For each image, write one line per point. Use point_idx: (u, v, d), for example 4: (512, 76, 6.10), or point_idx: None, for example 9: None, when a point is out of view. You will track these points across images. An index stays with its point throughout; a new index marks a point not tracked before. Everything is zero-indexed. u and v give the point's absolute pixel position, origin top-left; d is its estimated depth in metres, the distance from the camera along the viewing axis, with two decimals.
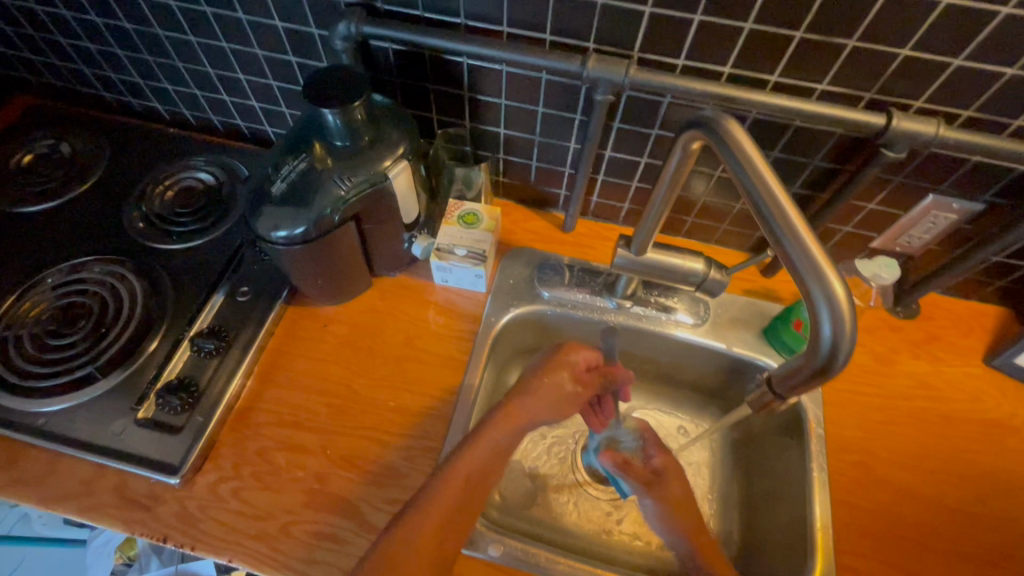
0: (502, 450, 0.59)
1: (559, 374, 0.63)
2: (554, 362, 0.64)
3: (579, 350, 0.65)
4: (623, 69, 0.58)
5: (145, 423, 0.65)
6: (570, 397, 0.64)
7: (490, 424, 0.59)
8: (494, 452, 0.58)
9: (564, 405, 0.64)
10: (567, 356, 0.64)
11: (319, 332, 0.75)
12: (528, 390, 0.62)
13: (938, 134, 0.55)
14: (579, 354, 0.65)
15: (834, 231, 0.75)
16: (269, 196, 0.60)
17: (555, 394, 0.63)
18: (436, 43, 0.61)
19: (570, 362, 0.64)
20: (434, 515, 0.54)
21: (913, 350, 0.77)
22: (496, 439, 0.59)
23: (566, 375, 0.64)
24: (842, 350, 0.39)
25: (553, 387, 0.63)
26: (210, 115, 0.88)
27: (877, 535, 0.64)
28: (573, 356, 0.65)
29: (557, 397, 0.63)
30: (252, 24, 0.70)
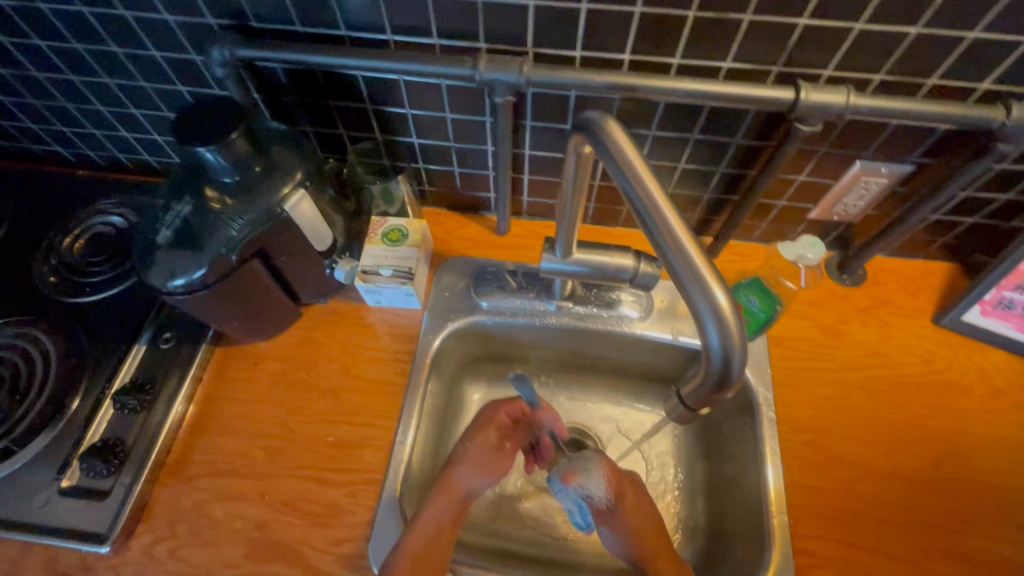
0: (444, 524, 0.62)
1: (485, 433, 0.68)
2: (482, 424, 0.69)
3: (500, 407, 0.70)
4: (517, 68, 0.54)
5: (69, 491, 0.62)
6: (500, 453, 0.68)
7: (429, 501, 0.63)
8: (435, 527, 0.61)
9: (495, 464, 0.67)
10: (491, 414, 0.69)
11: (250, 372, 0.72)
12: (460, 455, 0.67)
13: (849, 104, 0.52)
14: (500, 411, 0.69)
15: (768, 207, 0.73)
16: (158, 245, 0.56)
17: (482, 452, 0.67)
18: (318, 60, 0.57)
19: (495, 420, 0.69)
20: None
21: (861, 318, 0.76)
22: (434, 513, 0.62)
23: (491, 433, 0.68)
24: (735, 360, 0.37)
25: (485, 451, 0.67)
26: (115, 153, 0.83)
27: (833, 515, 0.63)
28: (496, 412, 0.69)
29: (486, 456, 0.67)
30: (129, 57, 0.65)
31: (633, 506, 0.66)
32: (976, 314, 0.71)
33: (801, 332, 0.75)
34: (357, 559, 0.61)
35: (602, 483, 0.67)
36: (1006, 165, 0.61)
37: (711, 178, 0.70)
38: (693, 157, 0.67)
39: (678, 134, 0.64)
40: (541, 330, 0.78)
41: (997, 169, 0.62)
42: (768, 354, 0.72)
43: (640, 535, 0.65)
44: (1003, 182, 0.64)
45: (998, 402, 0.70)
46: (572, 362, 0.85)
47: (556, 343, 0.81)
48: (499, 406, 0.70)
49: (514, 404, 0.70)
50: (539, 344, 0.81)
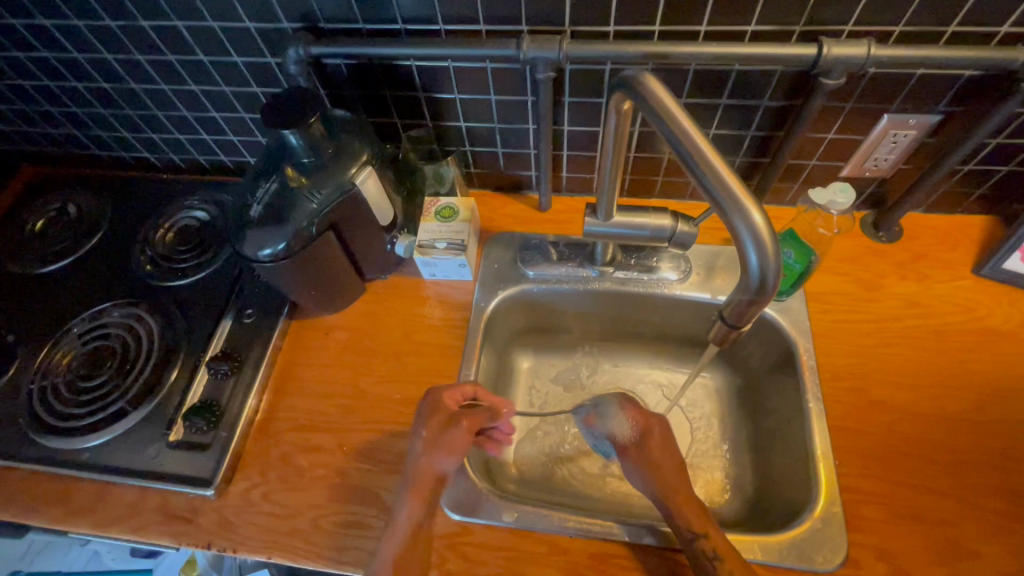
0: (417, 523, 0.62)
1: (437, 419, 0.67)
2: (423, 413, 0.67)
3: (444, 392, 0.69)
4: (556, 45, 0.60)
5: (176, 445, 0.71)
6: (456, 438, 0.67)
7: (402, 502, 0.63)
8: (408, 528, 0.62)
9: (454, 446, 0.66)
10: (438, 400, 0.68)
11: (322, 341, 0.80)
12: (413, 451, 0.66)
13: (870, 54, 0.56)
14: (444, 396, 0.68)
15: (800, 167, 0.76)
16: (250, 219, 0.64)
17: (436, 439, 0.66)
18: (378, 51, 0.64)
19: (443, 406, 0.68)
20: None
21: (899, 272, 0.78)
22: (411, 504, 0.63)
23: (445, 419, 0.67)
24: (770, 275, 0.42)
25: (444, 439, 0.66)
26: (196, 156, 0.93)
27: (880, 455, 0.65)
28: (441, 399, 0.68)
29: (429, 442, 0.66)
30: (214, 64, 0.74)
31: (654, 444, 0.69)
32: (1016, 261, 0.72)
33: (838, 287, 0.77)
34: None
35: (621, 418, 0.72)
36: None
37: (742, 143, 0.74)
38: (724, 123, 0.71)
39: (708, 101, 0.69)
40: (584, 297, 0.83)
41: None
42: (805, 308, 0.75)
43: (659, 469, 0.67)
44: None
45: None
46: (614, 329, 0.90)
47: (598, 309, 0.86)
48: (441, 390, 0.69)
49: (456, 389, 0.69)
50: (582, 311, 0.86)
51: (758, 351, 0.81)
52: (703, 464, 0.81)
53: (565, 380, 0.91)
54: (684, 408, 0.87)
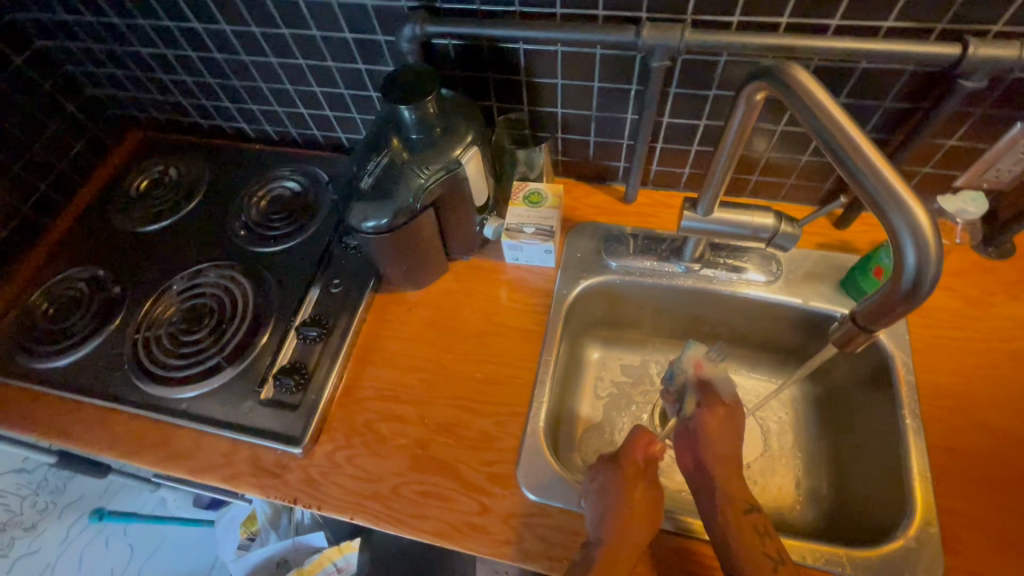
0: None
1: (623, 475, 0.61)
2: (613, 478, 0.61)
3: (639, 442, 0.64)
4: (677, 33, 0.59)
5: (267, 402, 0.74)
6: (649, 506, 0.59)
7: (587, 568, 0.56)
8: None
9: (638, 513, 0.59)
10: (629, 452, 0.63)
11: (405, 315, 0.82)
12: (596, 516, 0.59)
13: (1021, 57, 0.53)
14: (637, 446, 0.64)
15: (911, 174, 0.72)
16: (359, 191, 0.67)
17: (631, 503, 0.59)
18: (493, 32, 0.65)
19: (632, 461, 0.62)
20: None
21: (1011, 291, 0.73)
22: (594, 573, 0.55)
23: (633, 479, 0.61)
24: (926, 277, 0.41)
25: (635, 509, 0.59)
26: (291, 129, 0.97)
27: (984, 480, 0.62)
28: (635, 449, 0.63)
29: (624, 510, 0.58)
30: (326, 40, 0.77)
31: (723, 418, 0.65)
32: None
33: (942, 302, 0.73)
34: (507, 479, 0.68)
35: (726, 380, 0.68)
36: None
37: None
38: None
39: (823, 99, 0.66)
40: (667, 292, 0.82)
41: None
42: (906, 322, 0.72)
43: (716, 439, 0.63)
44: None
45: None
46: (691, 328, 0.88)
47: (678, 306, 0.84)
48: (625, 451, 0.64)
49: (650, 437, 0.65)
50: (661, 307, 0.85)
51: (846, 362, 0.78)
52: (777, 473, 0.79)
53: (635, 375, 0.90)
54: (758, 412, 0.85)
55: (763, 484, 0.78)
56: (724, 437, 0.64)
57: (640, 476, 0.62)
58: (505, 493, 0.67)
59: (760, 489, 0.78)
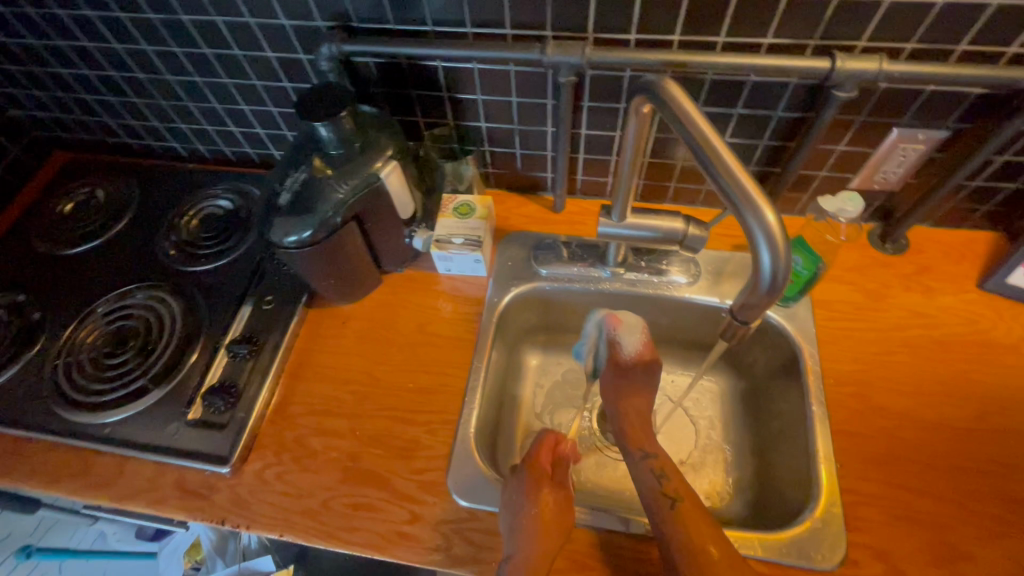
0: None
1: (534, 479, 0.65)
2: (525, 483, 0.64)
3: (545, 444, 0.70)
4: (579, 51, 0.63)
5: (194, 423, 0.73)
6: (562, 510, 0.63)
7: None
8: None
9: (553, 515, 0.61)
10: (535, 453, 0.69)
11: (338, 329, 0.82)
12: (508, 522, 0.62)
13: (882, 69, 0.58)
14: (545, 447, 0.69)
15: (810, 178, 0.78)
16: (278, 206, 0.67)
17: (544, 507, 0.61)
18: (408, 51, 0.67)
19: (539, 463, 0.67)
20: None
21: (904, 283, 0.79)
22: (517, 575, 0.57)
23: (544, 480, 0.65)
24: (781, 274, 0.45)
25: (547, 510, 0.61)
26: (223, 147, 0.96)
27: (882, 460, 0.66)
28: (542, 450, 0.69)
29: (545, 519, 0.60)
30: (248, 59, 0.77)
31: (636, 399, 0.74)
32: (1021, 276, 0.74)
33: (845, 295, 0.78)
34: (437, 486, 0.68)
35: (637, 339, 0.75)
36: None
37: (754, 152, 0.76)
38: (738, 131, 0.74)
39: (723, 110, 0.71)
40: (596, 296, 0.85)
41: None
42: (812, 316, 0.77)
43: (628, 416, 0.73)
44: None
45: None
46: None
47: (608, 310, 0.87)
48: (531, 457, 0.68)
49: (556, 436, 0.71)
50: (593, 311, 0.88)
51: (763, 356, 0.82)
52: (706, 466, 0.83)
53: (572, 379, 0.92)
54: (688, 408, 0.88)
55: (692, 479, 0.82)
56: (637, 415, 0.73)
57: (548, 479, 0.66)
58: (435, 500, 0.67)
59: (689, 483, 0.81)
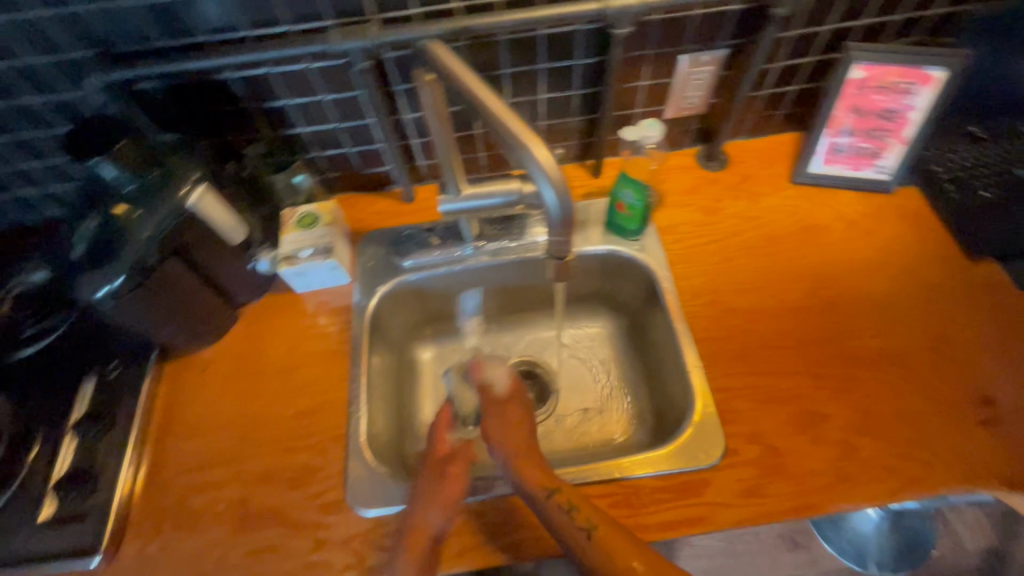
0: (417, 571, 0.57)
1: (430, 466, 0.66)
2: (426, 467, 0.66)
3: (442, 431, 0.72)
4: (364, 34, 0.62)
5: (49, 523, 0.65)
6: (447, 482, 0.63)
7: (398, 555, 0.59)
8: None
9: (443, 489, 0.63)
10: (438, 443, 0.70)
11: (200, 377, 0.76)
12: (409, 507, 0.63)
13: (644, 1, 0.62)
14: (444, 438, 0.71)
15: (628, 117, 0.83)
16: (79, 262, 0.61)
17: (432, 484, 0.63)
18: (185, 65, 0.62)
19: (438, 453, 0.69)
20: None
21: (732, 194, 0.86)
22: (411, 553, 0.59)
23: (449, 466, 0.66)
24: (568, 204, 0.48)
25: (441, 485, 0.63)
26: (21, 214, 0.85)
27: (742, 354, 0.73)
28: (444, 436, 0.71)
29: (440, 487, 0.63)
30: (12, 109, 0.69)
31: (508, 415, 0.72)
32: (820, 164, 0.83)
33: (685, 217, 0.84)
34: (338, 505, 0.66)
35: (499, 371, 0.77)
36: (795, 30, 0.73)
37: (572, 102, 0.79)
38: (549, 86, 0.76)
39: (527, 68, 0.73)
40: (465, 275, 0.85)
41: (790, 36, 0.74)
42: (660, 242, 0.82)
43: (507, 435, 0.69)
44: (802, 45, 0.76)
45: (853, 231, 0.81)
46: (504, 303, 0.92)
47: (482, 285, 0.88)
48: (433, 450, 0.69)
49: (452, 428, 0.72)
50: (469, 290, 0.88)
51: (632, 291, 0.87)
52: (609, 407, 0.86)
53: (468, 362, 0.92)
54: (581, 359, 0.92)
55: (597, 422, 0.85)
56: (509, 433, 0.70)
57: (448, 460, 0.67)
58: (339, 520, 0.65)
59: (596, 427, 0.85)
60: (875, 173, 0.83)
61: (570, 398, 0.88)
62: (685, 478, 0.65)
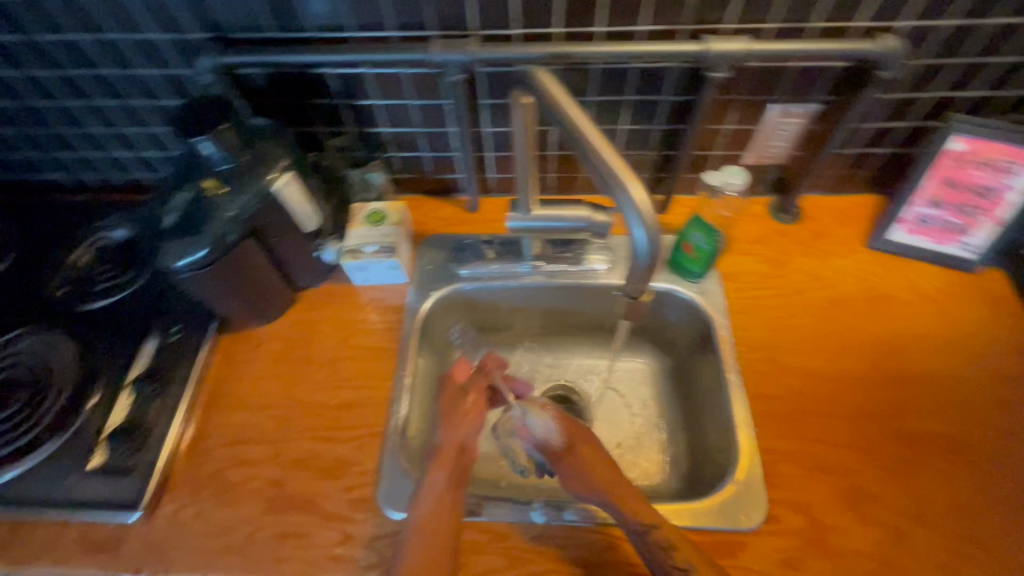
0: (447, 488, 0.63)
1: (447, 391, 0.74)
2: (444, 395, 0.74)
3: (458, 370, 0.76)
4: (463, 48, 0.63)
5: (97, 471, 0.68)
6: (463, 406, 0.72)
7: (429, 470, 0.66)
8: (437, 494, 0.63)
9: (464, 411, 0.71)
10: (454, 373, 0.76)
11: (253, 353, 0.78)
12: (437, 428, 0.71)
13: (747, 48, 0.61)
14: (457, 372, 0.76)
15: (706, 158, 0.82)
16: (166, 230, 0.64)
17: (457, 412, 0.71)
18: (291, 58, 0.65)
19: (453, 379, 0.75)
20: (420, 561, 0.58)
21: (802, 250, 0.84)
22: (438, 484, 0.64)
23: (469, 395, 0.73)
24: (655, 247, 0.47)
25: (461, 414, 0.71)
26: (112, 174, 0.90)
27: (795, 417, 0.70)
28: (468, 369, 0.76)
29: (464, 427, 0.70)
30: (125, 78, 0.73)
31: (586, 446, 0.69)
32: (900, 233, 0.80)
33: (750, 266, 0.82)
34: (368, 502, 0.66)
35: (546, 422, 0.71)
36: (896, 93, 0.71)
37: (651, 137, 0.79)
38: (632, 118, 0.76)
39: (614, 98, 0.73)
40: (519, 292, 0.85)
41: (890, 98, 0.72)
42: (721, 289, 0.80)
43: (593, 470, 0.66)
44: (900, 109, 0.73)
45: (928, 306, 0.78)
46: (551, 324, 0.92)
47: (533, 304, 0.88)
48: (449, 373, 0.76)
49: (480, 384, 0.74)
50: (519, 307, 0.88)
51: (683, 333, 0.85)
52: (644, 446, 0.84)
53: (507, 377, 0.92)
54: (621, 392, 0.90)
55: (630, 460, 0.83)
56: (599, 469, 0.66)
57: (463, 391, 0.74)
58: (367, 517, 0.65)
59: (629, 465, 0.83)
60: (959, 250, 0.79)
61: (605, 430, 0.86)
62: (721, 537, 0.63)
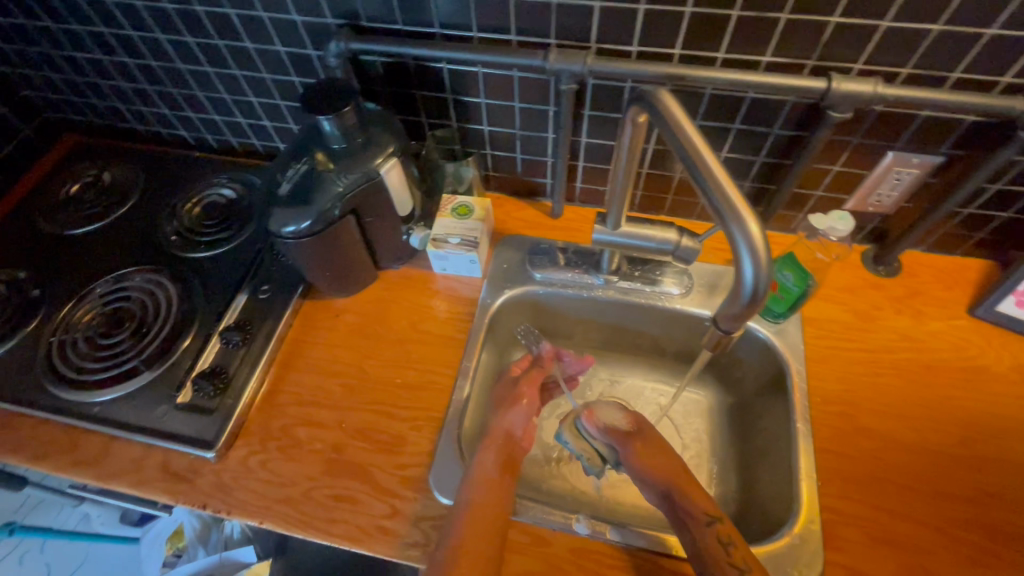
0: (495, 471, 0.66)
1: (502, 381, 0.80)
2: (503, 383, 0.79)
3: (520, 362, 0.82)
4: (580, 60, 0.64)
5: (183, 407, 0.74)
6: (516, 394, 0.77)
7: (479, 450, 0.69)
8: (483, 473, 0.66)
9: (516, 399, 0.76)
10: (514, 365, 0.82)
11: (331, 321, 0.83)
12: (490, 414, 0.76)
13: (877, 91, 0.58)
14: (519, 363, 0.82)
15: (806, 197, 0.79)
16: (278, 196, 0.68)
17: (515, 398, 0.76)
18: (414, 51, 0.68)
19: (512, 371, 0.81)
20: (470, 541, 0.59)
21: (895, 306, 0.79)
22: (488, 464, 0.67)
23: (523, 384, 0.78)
24: (763, 287, 0.47)
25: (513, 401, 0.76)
26: (229, 137, 0.98)
27: (864, 480, 0.66)
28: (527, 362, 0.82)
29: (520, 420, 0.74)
30: (260, 53, 0.79)
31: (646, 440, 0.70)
32: (1011, 305, 0.74)
33: (834, 315, 0.79)
34: (418, 483, 0.69)
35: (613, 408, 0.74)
36: None
37: (751, 168, 0.77)
38: (735, 147, 0.75)
39: (720, 125, 0.72)
40: (589, 303, 0.86)
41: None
42: (801, 333, 0.77)
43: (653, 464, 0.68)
44: None
45: None
46: (614, 340, 0.92)
47: (600, 317, 0.88)
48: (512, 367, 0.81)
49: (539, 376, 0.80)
50: (586, 318, 0.89)
51: (752, 371, 0.83)
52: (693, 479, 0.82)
53: None
54: (676, 420, 0.89)
55: None
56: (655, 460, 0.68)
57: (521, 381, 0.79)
58: (416, 497, 0.68)
59: None
60: None
61: None
62: None
